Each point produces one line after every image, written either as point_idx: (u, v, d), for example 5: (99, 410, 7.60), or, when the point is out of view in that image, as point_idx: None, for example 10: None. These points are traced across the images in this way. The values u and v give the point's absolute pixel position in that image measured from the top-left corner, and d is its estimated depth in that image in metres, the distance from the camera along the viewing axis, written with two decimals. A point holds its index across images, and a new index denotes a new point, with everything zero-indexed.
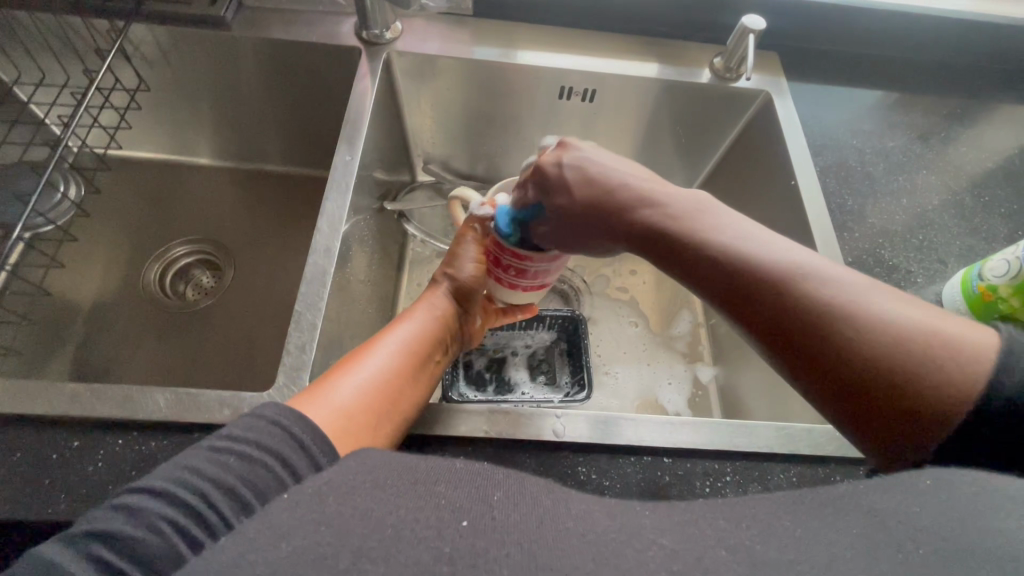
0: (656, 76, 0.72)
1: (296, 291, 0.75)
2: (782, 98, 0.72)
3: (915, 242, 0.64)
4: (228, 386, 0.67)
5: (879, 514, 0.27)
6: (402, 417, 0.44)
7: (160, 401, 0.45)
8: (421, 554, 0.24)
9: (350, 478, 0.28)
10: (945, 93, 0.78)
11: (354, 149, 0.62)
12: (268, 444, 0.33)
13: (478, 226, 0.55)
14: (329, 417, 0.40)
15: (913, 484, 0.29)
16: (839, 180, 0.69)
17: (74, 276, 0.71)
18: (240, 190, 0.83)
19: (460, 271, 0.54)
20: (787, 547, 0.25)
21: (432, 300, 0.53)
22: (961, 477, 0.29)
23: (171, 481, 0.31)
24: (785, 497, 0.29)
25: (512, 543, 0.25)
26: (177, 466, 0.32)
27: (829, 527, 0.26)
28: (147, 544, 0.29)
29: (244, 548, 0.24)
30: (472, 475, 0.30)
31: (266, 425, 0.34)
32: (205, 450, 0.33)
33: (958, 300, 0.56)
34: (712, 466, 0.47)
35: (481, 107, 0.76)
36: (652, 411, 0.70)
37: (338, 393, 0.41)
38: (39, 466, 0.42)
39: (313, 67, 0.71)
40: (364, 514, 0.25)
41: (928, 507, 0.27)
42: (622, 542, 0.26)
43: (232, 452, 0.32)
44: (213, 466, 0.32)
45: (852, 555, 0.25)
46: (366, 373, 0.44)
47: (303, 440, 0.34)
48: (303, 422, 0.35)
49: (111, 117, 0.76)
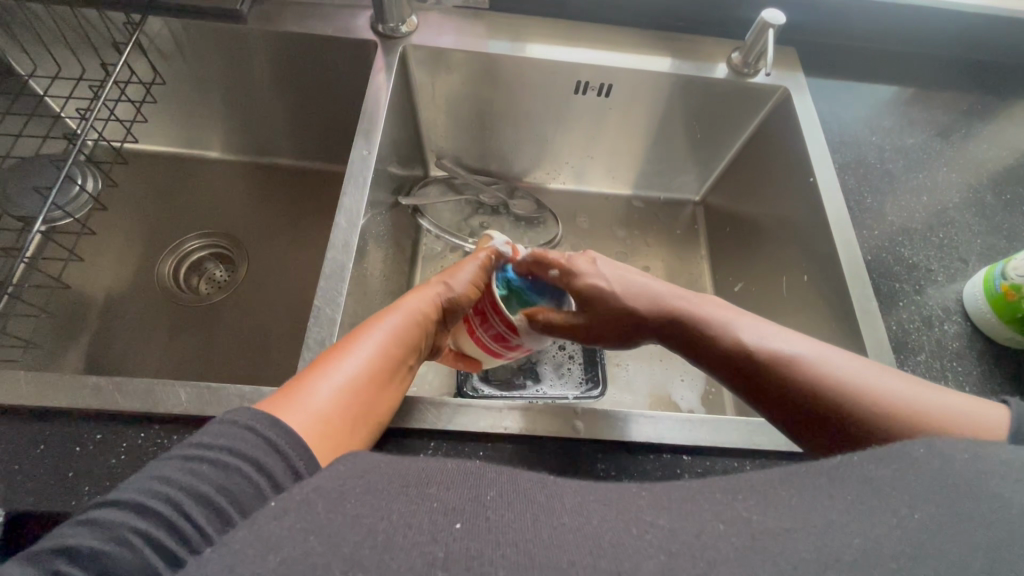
0: (672, 71, 0.71)
1: (310, 286, 0.75)
2: (801, 94, 0.71)
3: (935, 241, 0.64)
4: (242, 380, 0.67)
5: (874, 483, 0.28)
6: (370, 428, 0.41)
7: (181, 394, 0.45)
8: (414, 560, 0.24)
9: (338, 485, 0.27)
10: (965, 90, 0.77)
11: (371, 142, 0.62)
12: (243, 450, 0.31)
13: (490, 258, 0.53)
14: (305, 422, 0.36)
15: (907, 453, 0.30)
16: (857, 177, 0.68)
17: (91, 269, 0.72)
18: (255, 184, 0.83)
19: (455, 286, 0.51)
20: (781, 516, 0.26)
21: (416, 300, 0.49)
22: (954, 442, 0.30)
23: (140, 492, 0.28)
24: (783, 473, 0.29)
25: (506, 545, 0.25)
26: (147, 476, 0.29)
27: (822, 493, 0.27)
28: (118, 558, 0.26)
29: (234, 560, 0.23)
30: (465, 475, 0.30)
31: (238, 431, 0.31)
32: (177, 459, 0.30)
33: (980, 299, 0.56)
34: (731, 464, 0.47)
35: (496, 102, 0.76)
36: (664, 408, 0.70)
37: (311, 396, 0.38)
38: (61, 459, 0.42)
39: (327, 61, 0.71)
40: (354, 521, 0.25)
41: (924, 478, 0.28)
42: (621, 531, 0.25)
43: (206, 459, 0.30)
44: (186, 475, 0.29)
45: (848, 522, 0.25)
46: (341, 375, 0.40)
47: (276, 443, 0.32)
48: (276, 426, 0.33)
49: (127, 111, 0.76)
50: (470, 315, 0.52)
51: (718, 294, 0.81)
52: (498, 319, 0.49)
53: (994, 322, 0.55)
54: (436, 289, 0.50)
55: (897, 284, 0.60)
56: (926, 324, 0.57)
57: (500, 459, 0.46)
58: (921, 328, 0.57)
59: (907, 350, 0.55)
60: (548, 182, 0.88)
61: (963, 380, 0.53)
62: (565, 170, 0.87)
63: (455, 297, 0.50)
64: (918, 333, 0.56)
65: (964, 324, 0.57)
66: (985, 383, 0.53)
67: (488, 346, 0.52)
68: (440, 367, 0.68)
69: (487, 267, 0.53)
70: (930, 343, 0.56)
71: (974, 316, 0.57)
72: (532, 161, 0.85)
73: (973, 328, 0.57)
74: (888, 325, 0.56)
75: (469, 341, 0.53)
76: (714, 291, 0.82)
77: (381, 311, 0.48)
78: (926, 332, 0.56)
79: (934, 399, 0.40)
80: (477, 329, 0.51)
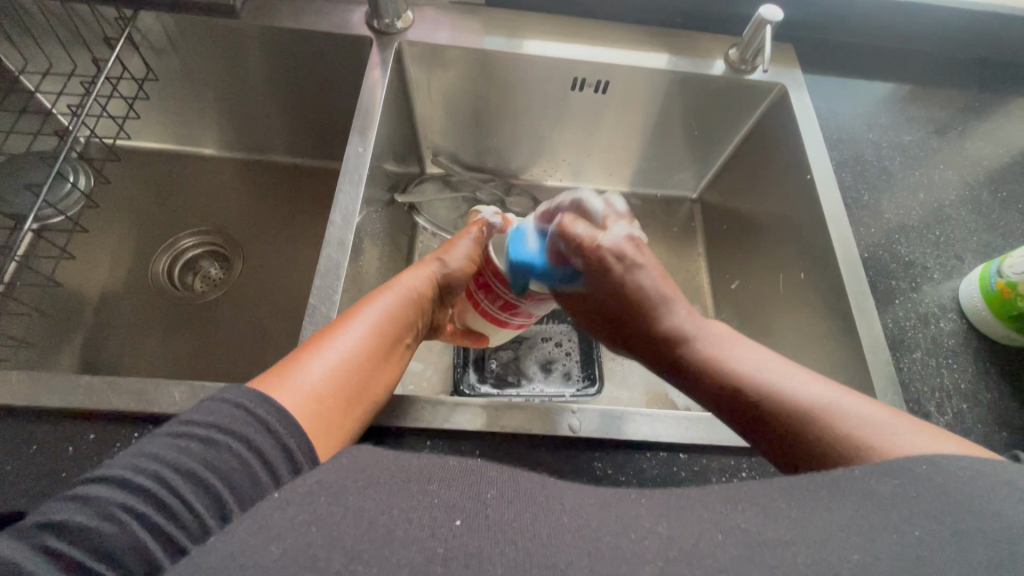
0: (668, 68, 0.71)
1: (306, 283, 0.75)
2: (798, 90, 0.71)
3: (931, 238, 0.64)
4: (238, 378, 0.67)
5: (876, 496, 0.28)
6: (368, 403, 0.41)
7: (175, 393, 0.45)
8: (414, 555, 0.23)
9: (340, 479, 0.27)
10: (962, 87, 0.77)
11: (367, 139, 0.61)
12: (231, 426, 0.31)
13: (485, 229, 0.54)
14: (296, 402, 0.35)
15: (911, 469, 0.30)
16: (854, 174, 0.68)
17: (85, 267, 0.71)
18: (249, 181, 0.83)
19: (451, 262, 0.51)
20: (781, 529, 0.26)
21: (412, 277, 0.48)
22: (954, 463, 0.30)
23: (127, 467, 0.28)
24: (780, 482, 0.30)
25: (506, 542, 0.24)
26: (134, 453, 0.29)
27: (822, 507, 0.27)
28: (107, 533, 0.26)
29: (236, 549, 0.23)
30: (465, 473, 0.30)
31: (228, 407, 0.31)
32: (163, 437, 0.30)
33: (975, 297, 0.56)
34: (728, 461, 0.47)
35: (493, 98, 0.76)
36: (662, 405, 0.70)
37: (303, 375, 0.37)
38: (55, 459, 0.42)
39: (322, 57, 0.70)
40: (355, 515, 0.25)
41: (922, 491, 0.28)
42: (618, 535, 0.25)
43: (194, 436, 0.30)
44: (174, 452, 0.29)
45: (846, 535, 0.25)
46: (335, 354, 0.40)
47: (267, 421, 0.32)
48: (267, 404, 0.32)
49: (119, 107, 0.75)
50: (472, 288, 0.53)
51: (715, 292, 0.81)
52: (502, 287, 0.50)
53: (991, 322, 0.55)
54: (432, 266, 0.50)
55: (894, 281, 0.60)
56: (922, 321, 0.57)
57: (497, 457, 0.46)
58: (917, 325, 0.57)
59: (904, 347, 0.55)
60: (545, 179, 0.88)
61: (959, 377, 0.54)
62: (561, 168, 0.86)
63: (450, 273, 0.50)
64: (914, 330, 0.56)
65: (960, 321, 0.57)
66: (980, 379, 0.54)
67: (500, 318, 0.52)
68: (438, 365, 0.68)
69: (483, 238, 0.53)
70: (926, 340, 0.56)
71: (969, 313, 0.57)
72: (529, 158, 0.85)
73: (969, 325, 0.57)
74: (885, 322, 0.56)
75: (473, 311, 0.54)
76: (711, 289, 0.82)
77: (376, 292, 0.47)
78: (923, 329, 0.57)
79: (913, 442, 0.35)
80: (480, 299, 0.52)
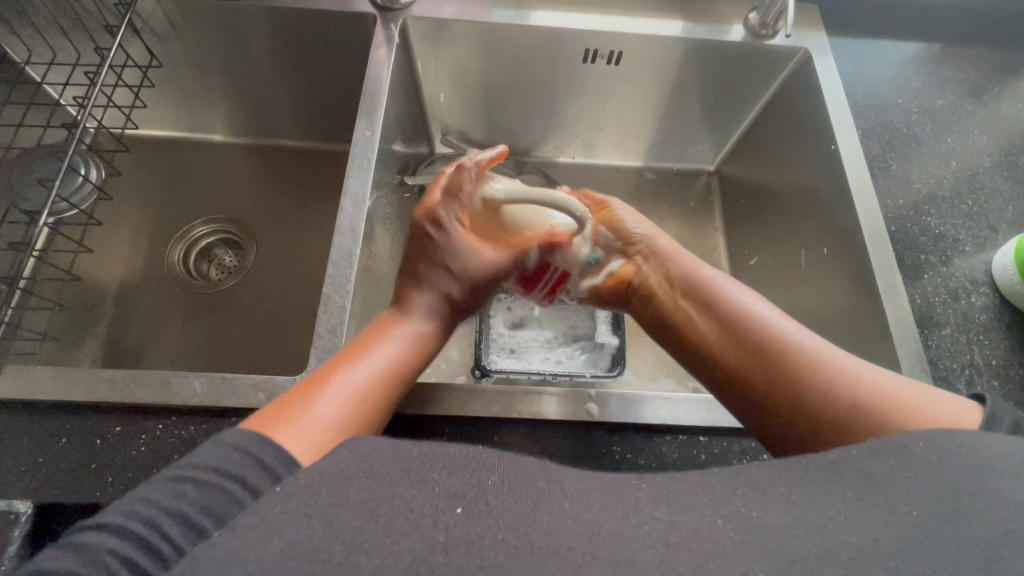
0: (682, 36, 0.67)
1: (317, 269, 0.75)
2: (823, 55, 0.67)
3: (964, 208, 0.61)
4: (254, 365, 0.68)
5: (875, 478, 0.28)
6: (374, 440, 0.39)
7: (195, 386, 0.45)
8: (415, 544, 0.23)
9: (340, 469, 0.27)
10: (999, 44, 0.72)
11: (374, 122, 0.60)
12: (227, 469, 0.29)
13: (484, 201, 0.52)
14: (308, 441, 0.34)
15: (905, 444, 0.30)
16: (882, 143, 0.65)
17: (102, 259, 0.72)
18: (258, 166, 0.82)
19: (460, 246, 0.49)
20: (780, 513, 0.26)
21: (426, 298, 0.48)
22: (950, 436, 0.30)
23: (124, 516, 0.27)
24: (785, 465, 0.30)
25: (506, 529, 0.24)
26: (135, 497, 0.28)
27: (822, 489, 0.27)
28: None
29: (239, 545, 0.23)
30: (466, 460, 0.29)
31: (228, 450, 0.30)
32: (163, 478, 0.29)
33: (1010, 270, 0.54)
34: (749, 444, 0.46)
35: (502, 74, 0.73)
36: (677, 385, 0.69)
37: (313, 413, 0.36)
38: (84, 453, 0.43)
39: (324, 37, 0.68)
40: (356, 505, 0.25)
41: (925, 470, 0.28)
42: (618, 520, 0.25)
43: (190, 479, 0.29)
44: (168, 497, 0.28)
45: (846, 518, 0.26)
46: (345, 391, 0.38)
47: (267, 462, 0.30)
48: (269, 445, 0.31)
49: (125, 96, 0.75)
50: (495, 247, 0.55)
51: (734, 268, 0.79)
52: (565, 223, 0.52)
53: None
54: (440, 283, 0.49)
55: (922, 255, 0.57)
56: (952, 296, 0.55)
57: (517, 442, 0.46)
58: (947, 300, 0.55)
59: (933, 324, 0.53)
60: (557, 156, 0.86)
61: (989, 352, 0.52)
62: (574, 143, 0.84)
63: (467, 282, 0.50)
64: (944, 305, 0.54)
65: (993, 296, 0.55)
66: (1010, 354, 0.52)
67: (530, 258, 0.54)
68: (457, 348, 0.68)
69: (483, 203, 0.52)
70: (957, 315, 0.54)
71: (1002, 286, 0.55)
72: (542, 135, 0.83)
73: (1002, 299, 0.55)
74: (914, 298, 0.55)
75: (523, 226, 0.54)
76: (729, 265, 0.80)
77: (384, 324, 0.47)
78: (953, 304, 0.55)
79: (889, 378, 0.39)
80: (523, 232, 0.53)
